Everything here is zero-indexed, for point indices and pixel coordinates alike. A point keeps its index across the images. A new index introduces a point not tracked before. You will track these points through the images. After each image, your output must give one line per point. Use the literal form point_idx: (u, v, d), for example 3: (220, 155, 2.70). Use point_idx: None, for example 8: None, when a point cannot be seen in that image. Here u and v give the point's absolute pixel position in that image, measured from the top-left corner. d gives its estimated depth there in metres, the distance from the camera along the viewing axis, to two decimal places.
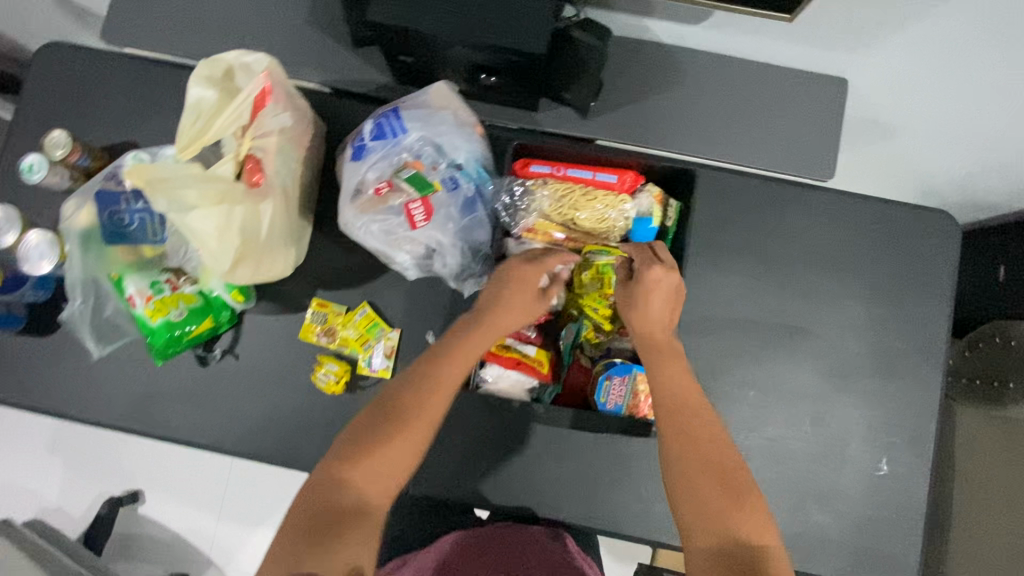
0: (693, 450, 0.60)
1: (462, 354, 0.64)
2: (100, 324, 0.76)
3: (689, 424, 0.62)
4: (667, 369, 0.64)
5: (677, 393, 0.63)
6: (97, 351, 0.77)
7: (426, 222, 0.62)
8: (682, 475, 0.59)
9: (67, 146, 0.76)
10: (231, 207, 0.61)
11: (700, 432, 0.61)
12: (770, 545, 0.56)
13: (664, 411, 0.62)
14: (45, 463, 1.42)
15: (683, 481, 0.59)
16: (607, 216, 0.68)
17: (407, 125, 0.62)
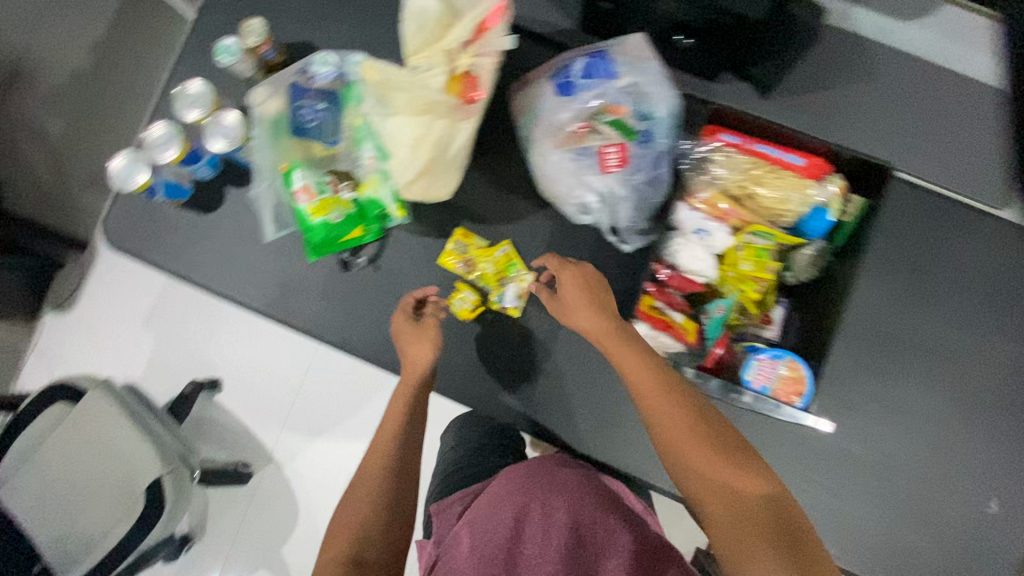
0: (651, 420, 0.59)
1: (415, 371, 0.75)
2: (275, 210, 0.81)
3: (664, 419, 0.59)
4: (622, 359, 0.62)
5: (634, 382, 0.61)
6: (271, 234, 0.83)
7: (618, 168, 0.63)
8: (668, 443, 0.58)
9: (262, 35, 0.77)
10: (431, 120, 0.62)
11: (652, 398, 0.60)
12: (762, 490, 0.53)
13: (659, 422, 0.59)
14: (138, 335, 1.52)
15: (671, 450, 0.58)
16: (789, 198, 0.68)
17: (617, 69, 0.62)
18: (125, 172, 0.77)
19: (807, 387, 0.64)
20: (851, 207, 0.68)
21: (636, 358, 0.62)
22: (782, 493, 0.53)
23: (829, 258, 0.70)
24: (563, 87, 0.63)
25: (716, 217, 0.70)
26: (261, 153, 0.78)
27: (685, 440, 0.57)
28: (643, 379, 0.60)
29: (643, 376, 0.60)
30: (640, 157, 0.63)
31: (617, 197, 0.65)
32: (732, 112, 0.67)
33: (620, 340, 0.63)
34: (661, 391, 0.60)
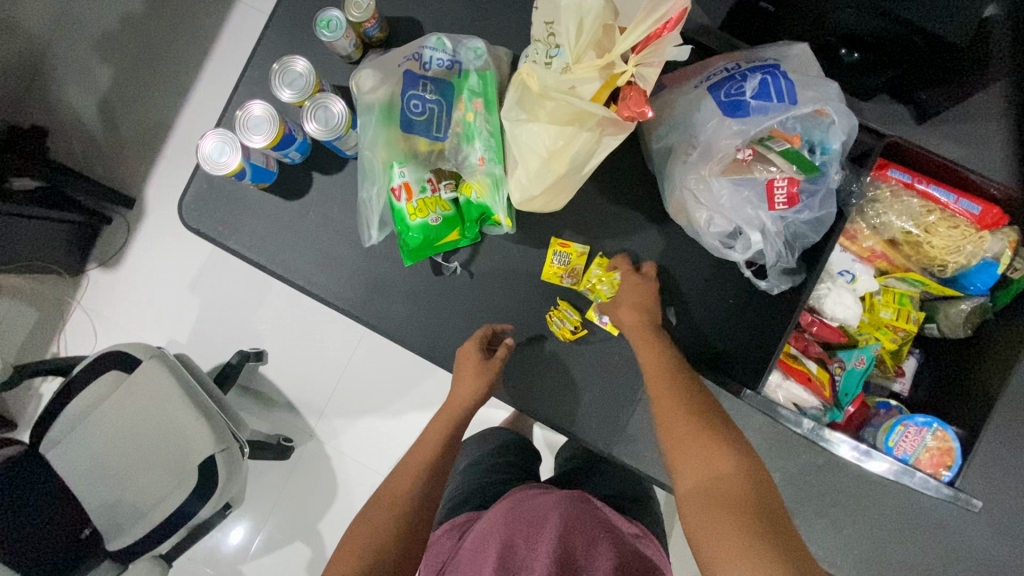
0: (663, 407, 0.61)
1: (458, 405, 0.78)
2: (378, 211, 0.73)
3: (662, 407, 0.61)
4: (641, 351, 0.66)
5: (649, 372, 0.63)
6: (373, 238, 0.74)
7: (784, 206, 0.56)
8: (667, 428, 0.60)
9: (368, 10, 0.70)
10: (576, 131, 0.56)
11: (665, 386, 0.62)
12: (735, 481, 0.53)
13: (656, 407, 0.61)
14: (184, 300, 1.48)
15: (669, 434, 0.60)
16: (962, 248, 0.62)
17: (796, 92, 0.54)
18: (215, 153, 0.69)
19: (955, 458, 0.60)
20: (1022, 265, 0.62)
21: (652, 351, 0.65)
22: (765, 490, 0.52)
23: (989, 316, 0.64)
24: (734, 106, 0.55)
25: (863, 259, 0.66)
26: (362, 143, 0.70)
27: (685, 430, 0.58)
28: (657, 368, 0.63)
29: (654, 367, 0.63)
30: (807, 193, 0.57)
31: (770, 234, 0.58)
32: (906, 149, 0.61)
33: (655, 350, 0.65)
34: (667, 385, 0.61)
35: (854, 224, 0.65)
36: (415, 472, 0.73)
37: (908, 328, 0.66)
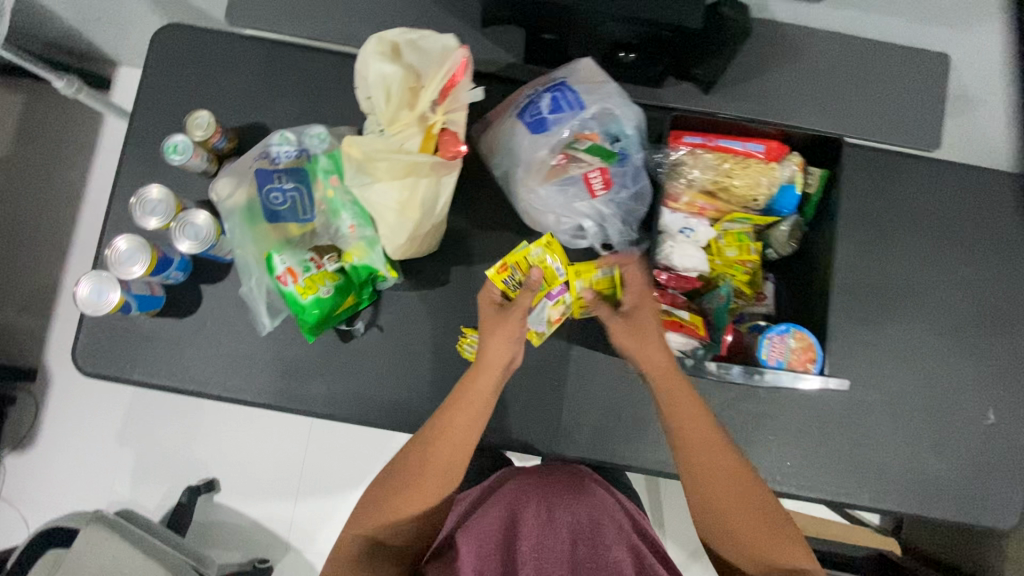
0: (716, 484, 0.68)
1: (483, 391, 0.69)
2: (268, 300, 0.77)
3: (709, 482, 0.68)
4: (676, 407, 0.68)
5: (701, 454, 0.68)
6: (268, 325, 0.78)
7: (603, 191, 0.66)
8: (721, 510, 0.68)
9: (211, 127, 0.76)
10: (415, 181, 0.63)
11: (721, 469, 0.68)
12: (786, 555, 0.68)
13: (703, 484, 0.68)
14: (116, 455, 1.42)
15: (722, 514, 0.68)
16: (759, 183, 0.71)
17: (582, 99, 0.65)
18: (93, 295, 0.74)
19: (818, 351, 0.70)
20: (812, 179, 0.73)
21: (693, 432, 0.68)
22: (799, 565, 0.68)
23: (805, 230, 0.75)
24: (537, 123, 0.65)
25: (694, 214, 0.74)
26: (234, 244, 0.75)
27: (740, 499, 0.68)
28: (715, 449, 0.68)
29: (710, 451, 0.68)
30: (622, 176, 0.67)
31: (603, 216, 0.68)
32: (692, 117, 0.70)
33: (696, 413, 0.68)
34: (722, 467, 0.68)
35: (672, 186, 0.71)
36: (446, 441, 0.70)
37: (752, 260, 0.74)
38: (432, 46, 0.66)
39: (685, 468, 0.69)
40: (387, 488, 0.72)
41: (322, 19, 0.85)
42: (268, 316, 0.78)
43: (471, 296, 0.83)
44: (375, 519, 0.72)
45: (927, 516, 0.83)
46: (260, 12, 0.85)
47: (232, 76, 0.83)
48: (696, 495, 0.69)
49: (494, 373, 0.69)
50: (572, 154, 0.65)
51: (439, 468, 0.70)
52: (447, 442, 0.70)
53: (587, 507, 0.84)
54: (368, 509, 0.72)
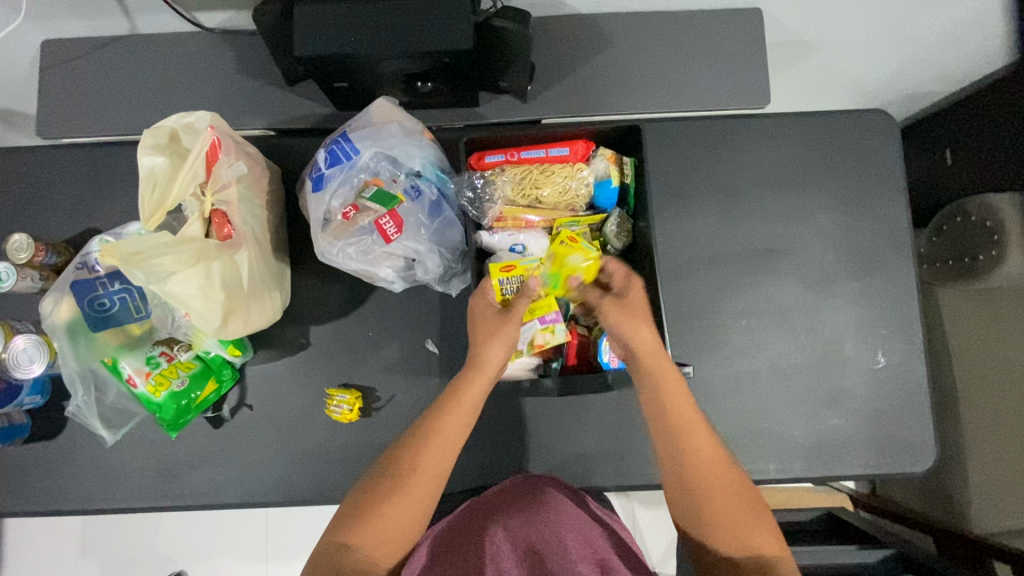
0: (694, 469, 0.65)
1: (476, 394, 0.66)
2: (107, 411, 0.76)
3: (710, 503, 0.64)
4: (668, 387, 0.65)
5: (700, 476, 0.65)
6: (109, 437, 0.77)
7: (399, 234, 0.64)
8: (697, 495, 0.65)
9: (29, 248, 0.75)
10: (208, 265, 0.62)
11: (717, 475, 0.65)
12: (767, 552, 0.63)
13: (706, 502, 0.64)
14: (80, 568, 1.40)
15: (698, 496, 0.65)
16: (569, 187, 0.70)
17: (359, 146, 0.64)
18: None
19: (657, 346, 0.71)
20: (626, 169, 0.71)
21: (697, 449, 0.65)
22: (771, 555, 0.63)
23: (632, 220, 0.72)
24: (317, 181, 0.64)
25: (523, 229, 0.72)
26: (64, 358, 0.73)
27: (745, 522, 0.64)
28: (718, 468, 0.65)
29: (711, 466, 0.65)
30: (419, 212, 0.67)
31: (418, 255, 0.67)
32: (485, 136, 0.70)
33: (677, 382, 0.66)
34: (710, 445, 0.65)
35: (479, 210, 0.70)
36: (447, 446, 0.65)
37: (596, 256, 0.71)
38: (196, 131, 0.65)
39: (677, 485, 0.66)
40: (385, 489, 0.63)
41: (134, 112, 0.85)
42: (104, 428, 0.77)
43: (332, 353, 0.82)
44: (371, 527, 0.62)
45: (840, 475, 0.80)
46: (73, 119, 0.85)
47: (52, 190, 0.83)
48: (692, 519, 0.65)
49: (485, 375, 0.66)
50: (360, 204, 0.63)
51: (431, 479, 0.64)
52: (439, 445, 0.64)
53: (551, 527, 0.71)
54: (351, 517, 0.63)
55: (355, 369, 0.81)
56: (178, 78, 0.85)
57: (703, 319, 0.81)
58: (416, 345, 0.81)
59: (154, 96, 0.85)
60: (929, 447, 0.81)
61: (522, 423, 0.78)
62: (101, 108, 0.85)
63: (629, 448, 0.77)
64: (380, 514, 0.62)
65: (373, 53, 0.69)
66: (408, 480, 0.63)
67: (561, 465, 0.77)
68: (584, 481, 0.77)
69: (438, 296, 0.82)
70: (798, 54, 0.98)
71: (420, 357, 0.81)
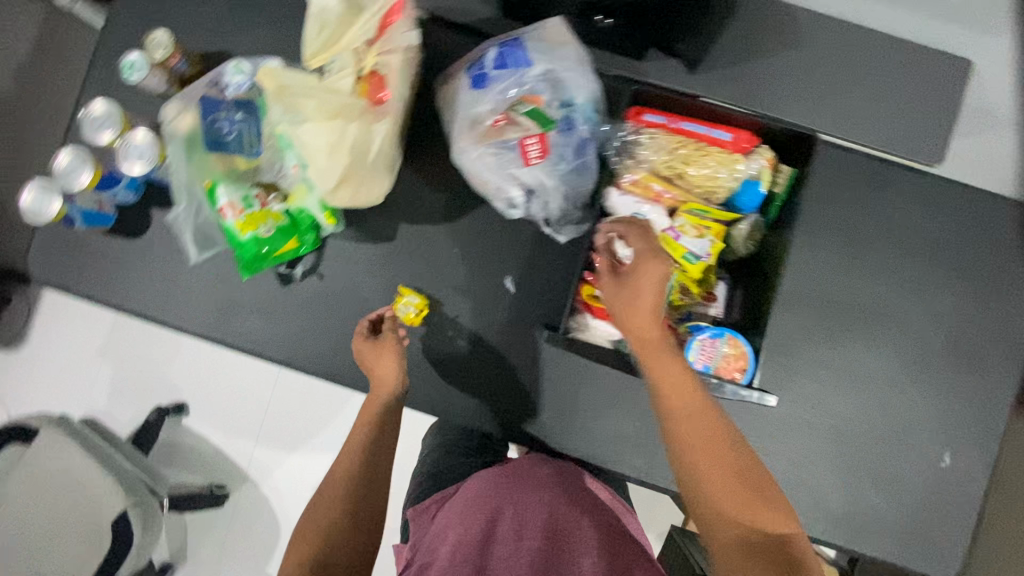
0: (691, 440, 0.61)
1: (375, 407, 0.76)
2: (198, 232, 0.77)
3: (715, 487, 0.60)
4: (661, 370, 0.62)
5: (705, 466, 0.61)
6: (195, 257, 0.78)
7: (539, 160, 0.62)
8: (700, 474, 0.60)
9: (168, 47, 0.75)
10: (345, 122, 0.60)
11: (717, 440, 0.61)
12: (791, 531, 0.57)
13: (714, 486, 0.60)
14: (96, 366, 1.46)
15: (700, 480, 0.61)
16: (717, 175, 0.67)
17: (532, 58, 0.61)
18: (36, 202, 0.74)
19: (749, 361, 0.66)
20: (781, 178, 0.67)
21: (695, 424, 0.61)
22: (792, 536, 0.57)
23: (764, 232, 0.69)
24: (478, 79, 0.61)
25: (650, 200, 0.69)
26: (170, 169, 0.73)
27: (755, 506, 0.58)
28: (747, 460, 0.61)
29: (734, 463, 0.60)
30: (563, 145, 0.63)
31: (547, 189, 0.64)
32: (655, 92, 0.65)
33: (669, 361, 0.62)
34: (703, 420, 0.61)
35: (619, 167, 0.67)
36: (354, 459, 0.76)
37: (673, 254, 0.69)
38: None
39: (683, 471, 0.62)
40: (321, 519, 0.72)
41: None
42: (195, 247, 0.78)
43: (414, 255, 0.81)
44: (326, 551, 0.69)
45: (858, 551, 0.78)
46: None
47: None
48: (698, 496, 0.61)
49: (382, 393, 0.75)
50: (511, 116, 0.61)
51: (350, 484, 0.75)
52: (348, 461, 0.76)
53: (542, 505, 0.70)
54: (303, 545, 0.71)
55: (430, 277, 0.81)
56: None
57: (786, 356, 0.78)
58: (495, 277, 0.80)
59: None
60: (956, 559, 0.78)
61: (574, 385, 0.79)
62: None
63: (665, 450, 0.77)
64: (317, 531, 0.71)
65: None
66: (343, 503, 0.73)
67: (594, 442, 0.79)
68: (609, 462, 0.78)
69: (534, 238, 0.79)
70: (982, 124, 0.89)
71: (495, 291, 0.80)
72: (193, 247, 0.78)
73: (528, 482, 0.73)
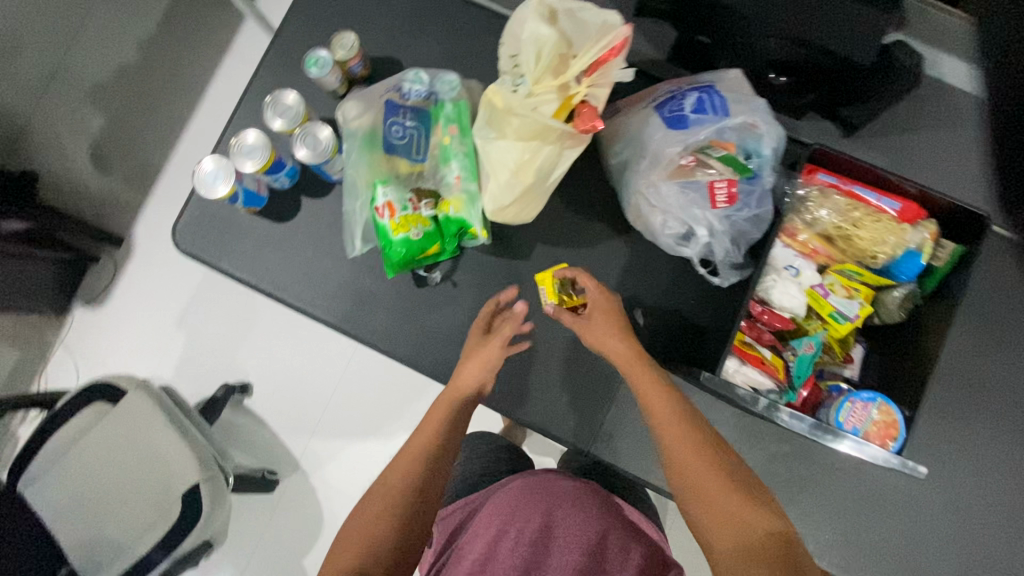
0: (686, 465, 0.63)
1: (447, 409, 0.75)
2: (368, 225, 0.79)
3: (727, 505, 0.59)
4: (650, 400, 0.67)
5: (716, 487, 0.61)
6: (357, 249, 0.80)
7: (725, 205, 0.64)
8: (694, 491, 0.61)
9: (352, 50, 0.78)
10: (541, 146, 0.64)
11: (680, 444, 0.64)
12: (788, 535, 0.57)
13: (710, 499, 0.60)
14: (170, 335, 1.47)
15: (699, 498, 0.61)
16: (884, 240, 0.68)
17: (733, 108, 0.63)
18: (209, 177, 0.76)
19: (901, 430, 0.65)
20: (943, 253, 0.67)
21: (692, 455, 0.63)
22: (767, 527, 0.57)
23: (918, 302, 0.70)
24: (675, 120, 0.64)
25: (806, 255, 0.70)
26: (347, 165, 0.76)
27: (727, 503, 0.60)
28: (720, 489, 0.60)
29: (702, 483, 0.61)
30: (745, 193, 0.65)
31: (716, 233, 0.66)
32: (836, 153, 0.67)
33: (648, 378, 0.69)
34: (682, 430, 0.65)
35: (792, 220, 0.69)
36: (413, 460, 0.71)
37: (820, 310, 0.71)
38: (595, 21, 0.64)
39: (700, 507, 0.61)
40: (367, 505, 0.68)
41: None
42: (359, 240, 0.79)
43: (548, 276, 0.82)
44: (361, 525, 0.65)
45: None
46: None
47: (378, 8, 0.84)
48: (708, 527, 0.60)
49: (455, 395, 0.76)
50: (701, 159, 0.65)
51: (394, 486, 0.68)
52: (403, 462, 0.72)
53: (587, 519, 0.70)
54: (348, 530, 0.66)
55: None
56: None
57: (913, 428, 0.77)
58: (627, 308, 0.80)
59: None
60: None
61: None
62: None
63: (776, 504, 0.77)
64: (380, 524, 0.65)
65: (765, 25, 0.67)
66: (385, 488, 0.69)
67: None
68: None
69: (671, 276, 0.80)
70: None
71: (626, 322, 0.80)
72: (357, 239, 0.79)
73: (567, 500, 0.72)
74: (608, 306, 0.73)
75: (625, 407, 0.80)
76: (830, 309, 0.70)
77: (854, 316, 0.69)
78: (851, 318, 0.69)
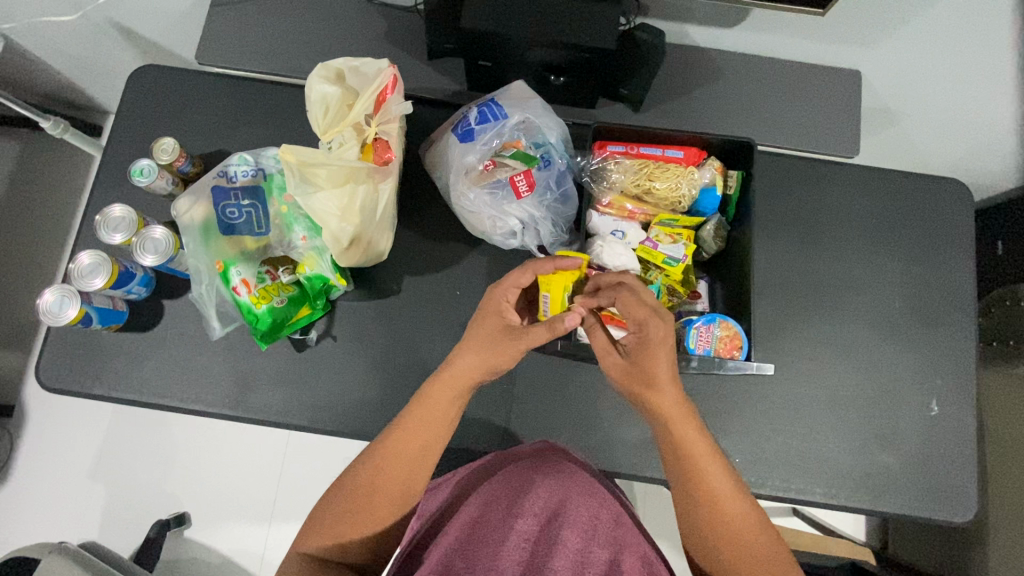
0: (710, 501, 0.66)
1: (442, 402, 0.69)
2: (227, 307, 0.81)
3: (740, 533, 0.66)
4: (689, 443, 0.66)
5: (734, 517, 0.66)
6: (219, 330, 0.81)
7: (528, 192, 0.76)
8: (711, 522, 0.66)
9: (174, 152, 0.82)
10: (355, 187, 0.70)
11: (708, 483, 0.66)
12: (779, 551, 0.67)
13: (726, 529, 0.66)
14: (85, 489, 1.37)
15: (713, 526, 0.66)
16: (680, 186, 0.77)
17: (507, 112, 0.76)
18: (56, 306, 0.77)
19: (743, 338, 0.76)
20: (731, 181, 0.78)
21: (716, 490, 0.66)
22: (764, 547, 0.66)
23: (729, 229, 0.79)
24: (466, 134, 0.76)
25: (624, 217, 0.79)
26: (189, 256, 0.79)
27: (739, 533, 0.66)
28: (725, 495, 0.66)
29: (709, 484, 0.66)
30: (545, 177, 0.77)
31: (535, 218, 0.78)
32: (613, 127, 0.78)
33: (685, 419, 0.67)
34: (710, 465, 0.66)
35: (596, 190, 0.79)
36: (406, 465, 0.69)
37: (654, 261, 0.78)
38: (372, 71, 0.73)
39: (709, 532, 0.67)
40: (348, 513, 0.67)
41: (270, 51, 0.88)
42: (218, 321, 0.81)
43: (421, 304, 0.85)
44: (338, 529, 0.67)
45: (880, 509, 0.82)
46: (217, 46, 0.88)
47: (195, 111, 0.89)
48: (716, 546, 0.67)
49: (450, 387, 0.69)
50: (498, 160, 0.76)
51: (390, 494, 0.68)
52: (397, 466, 0.68)
53: (587, 500, 0.75)
54: (320, 522, 0.68)
55: (438, 321, 0.85)
56: (319, 23, 0.88)
57: (772, 339, 0.85)
58: None
59: (292, 36, 0.88)
60: (969, 498, 0.83)
61: (588, 398, 0.83)
62: (241, 38, 0.88)
63: None
64: (347, 536, 0.67)
65: (523, 39, 0.76)
66: (370, 498, 0.67)
67: (618, 448, 0.83)
68: (636, 468, 0.82)
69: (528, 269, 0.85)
70: (881, 123, 1.02)
71: None
72: (216, 321, 0.81)
73: (574, 484, 0.76)
74: (666, 343, 0.65)
75: (525, 402, 0.83)
76: (660, 257, 0.78)
77: (683, 257, 0.78)
78: (681, 260, 0.77)
